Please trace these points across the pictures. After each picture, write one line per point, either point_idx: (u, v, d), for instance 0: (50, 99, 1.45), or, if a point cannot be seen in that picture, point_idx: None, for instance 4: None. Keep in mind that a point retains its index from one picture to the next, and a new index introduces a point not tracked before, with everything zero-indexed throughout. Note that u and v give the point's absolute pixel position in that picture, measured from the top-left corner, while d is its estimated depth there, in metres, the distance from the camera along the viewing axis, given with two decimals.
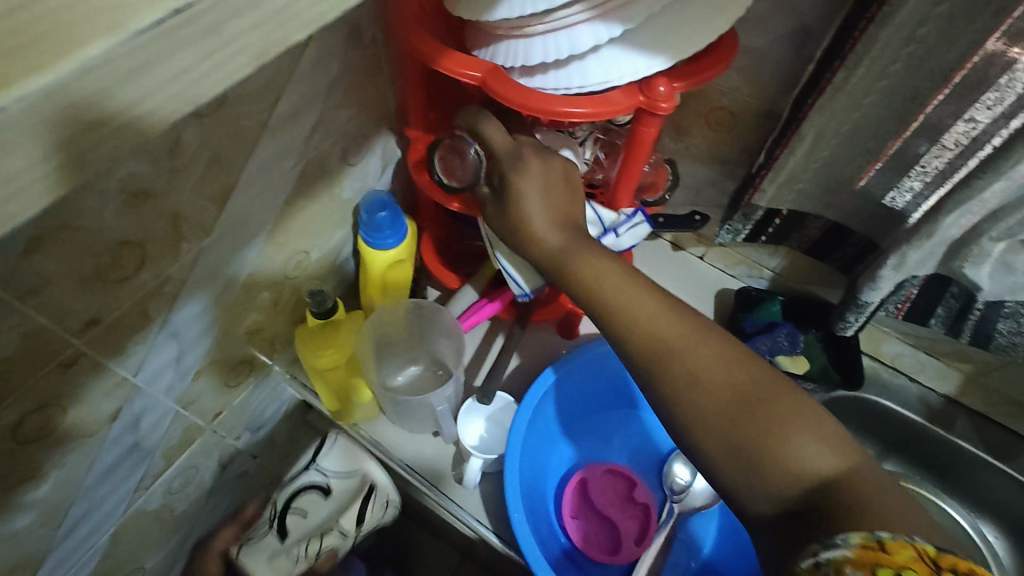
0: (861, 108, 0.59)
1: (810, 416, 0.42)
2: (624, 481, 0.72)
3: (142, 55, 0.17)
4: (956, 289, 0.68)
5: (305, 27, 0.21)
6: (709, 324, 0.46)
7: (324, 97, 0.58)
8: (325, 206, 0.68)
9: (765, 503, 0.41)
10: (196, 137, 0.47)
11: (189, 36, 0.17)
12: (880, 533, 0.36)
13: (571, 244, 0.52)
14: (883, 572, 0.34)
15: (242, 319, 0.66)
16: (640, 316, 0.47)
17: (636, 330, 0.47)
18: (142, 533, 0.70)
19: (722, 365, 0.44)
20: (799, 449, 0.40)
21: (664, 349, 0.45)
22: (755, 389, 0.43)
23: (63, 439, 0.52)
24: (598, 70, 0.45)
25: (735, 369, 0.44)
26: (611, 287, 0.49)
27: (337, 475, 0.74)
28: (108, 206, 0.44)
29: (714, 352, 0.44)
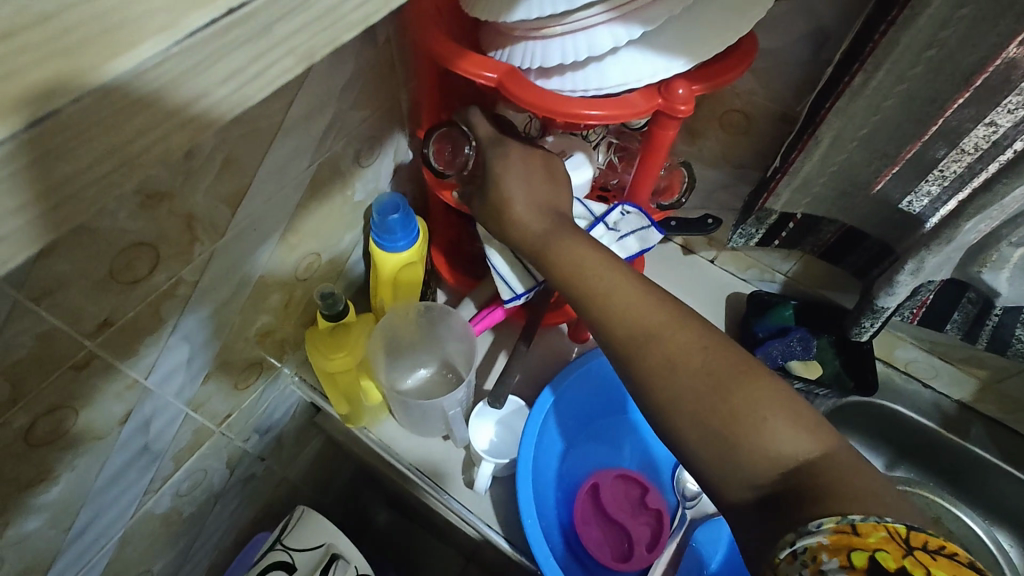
0: (879, 112, 0.59)
1: (793, 405, 0.41)
2: (636, 487, 0.71)
3: (197, 56, 0.16)
4: (974, 295, 0.67)
5: (353, 28, 0.20)
6: (690, 310, 0.46)
7: (338, 99, 0.57)
8: (336, 208, 0.67)
9: (745, 492, 0.40)
10: (213, 139, 0.47)
11: (243, 36, 0.17)
12: (853, 516, 0.35)
13: (581, 243, 0.51)
14: (857, 556, 0.33)
15: (252, 321, 0.65)
16: (619, 301, 0.47)
17: (616, 316, 0.46)
18: (150, 536, 0.70)
19: (700, 350, 0.43)
20: (778, 434, 0.40)
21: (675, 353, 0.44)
22: (730, 370, 0.42)
23: (74, 441, 0.51)
24: (617, 72, 0.45)
25: (713, 353, 0.43)
26: (592, 272, 0.49)
27: (301, 549, 0.77)
28: (124, 206, 0.43)
29: (692, 337, 0.44)
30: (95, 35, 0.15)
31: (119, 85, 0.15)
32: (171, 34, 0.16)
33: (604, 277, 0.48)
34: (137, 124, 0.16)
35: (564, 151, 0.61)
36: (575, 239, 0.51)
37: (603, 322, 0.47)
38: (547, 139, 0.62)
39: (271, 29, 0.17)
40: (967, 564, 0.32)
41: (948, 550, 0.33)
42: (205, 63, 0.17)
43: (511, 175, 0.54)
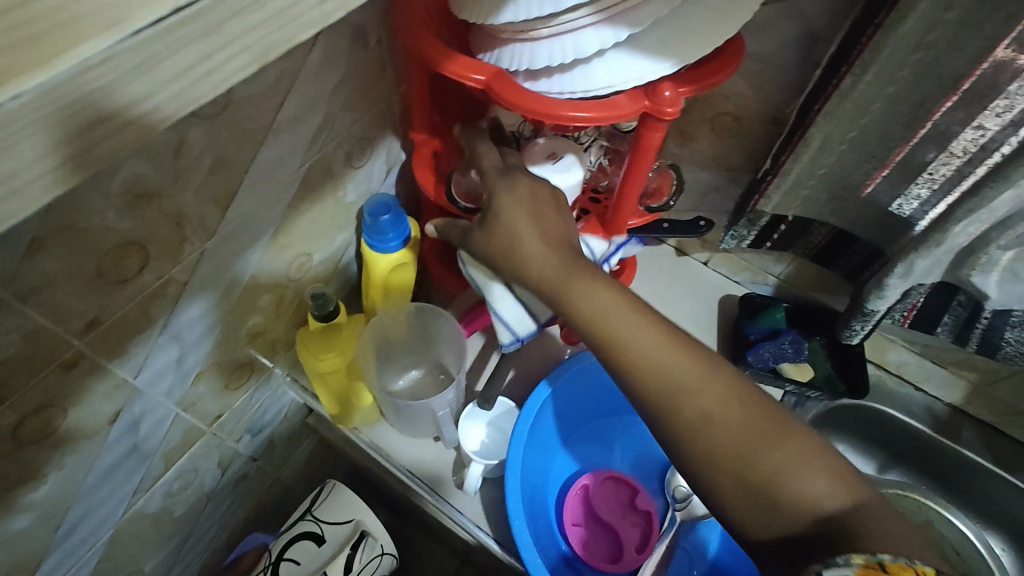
0: (868, 114, 0.59)
1: (823, 453, 0.41)
2: (626, 488, 0.71)
3: (146, 54, 0.16)
4: (963, 298, 0.68)
5: (310, 27, 0.20)
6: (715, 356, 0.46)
7: (329, 100, 0.58)
8: (328, 209, 0.68)
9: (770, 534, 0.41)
10: (202, 138, 0.47)
11: (193, 34, 0.17)
12: (881, 555, 0.36)
13: (580, 269, 0.50)
14: None
15: (243, 321, 0.65)
16: (648, 350, 0.46)
17: (643, 364, 0.45)
18: (140, 535, 0.69)
19: (728, 402, 0.43)
20: (809, 481, 0.40)
21: (687, 387, 0.44)
22: (761, 422, 0.42)
23: (63, 440, 0.51)
24: (604, 74, 0.45)
25: (743, 405, 0.43)
26: (617, 316, 0.47)
27: (330, 524, 0.77)
28: (112, 206, 0.44)
29: (722, 388, 0.44)
30: (44, 40, 0.15)
31: (63, 82, 0.15)
32: (117, 31, 0.16)
33: (624, 319, 0.47)
34: (87, 123, 0.16)
35: (554, 152, 0.61)
36: (598, 279, 0.49)
37: (626, 366, 0.46)
38: (538, 141, 0.62)
39: (221, 28, 0.18)
40: None
41: None
42: (155, 59, 0.17)
43: (520, 213, 0.52)
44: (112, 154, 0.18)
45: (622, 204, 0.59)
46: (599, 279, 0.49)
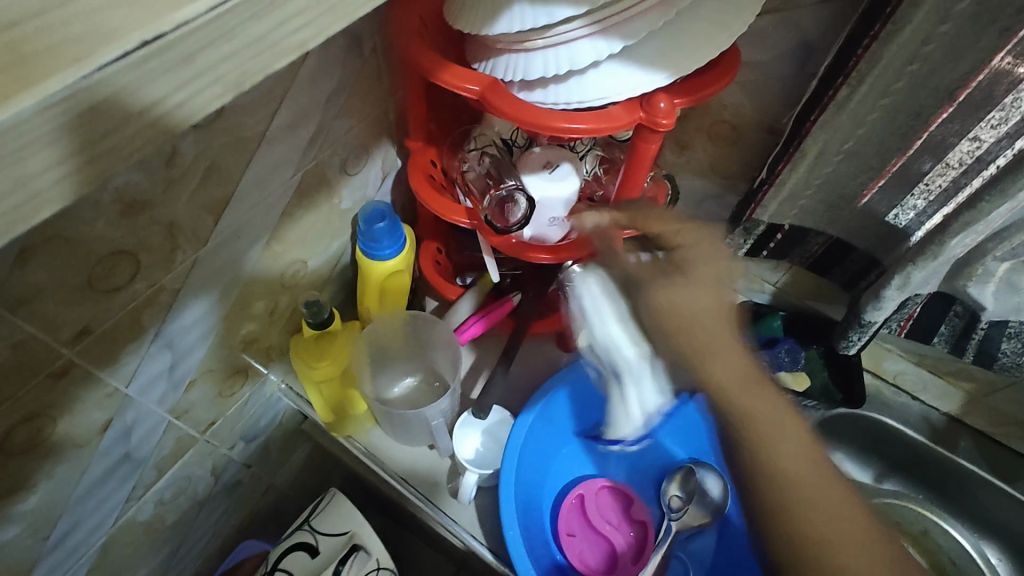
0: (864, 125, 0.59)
1: None
2: (621, 497, 0.71)
3: (112, 87, 0.16)
4: (960, 309, 0.67)
5: (286, 55, 0.20)
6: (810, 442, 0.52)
7: (324, 107, 0.58)
8: (322, 216, 0.67)
9: None
10: (194, 148, 0.47)
11: (162, 66, 0.17)
12: None
13: (751, 379, 0.53)
14: None
15: (237, 329, 0.65)
16: (775, 453, 0.50)
17: (766, 465, 0.50)
18: (132, 543, 0.69)
19: (824, 494, 0.49)
20: None
21: (800, 499, 0.49)
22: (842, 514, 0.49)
23: (53, 449, 0.51)
24: (598, 85, 0.45)
25: (844, 510, 0.49)
26: (763, 419, 0.52)
27: (326, 535, 0.77)
28: (103, 215, 0.44)
29: (819, 475, 0.50)
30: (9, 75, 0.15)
31: (25, 118, 0.15)
32: (80, 68, 0.16)
33: (754, 400, 0.53)
34: (54, 153, 0.16)
35: (550, 161, 0.61)
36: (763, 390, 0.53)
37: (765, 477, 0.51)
38: (533, 149, 0.62)
39: (192, 60, 0.17)
40: None
41: None
42: (123, 93, 0.16)
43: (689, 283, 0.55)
44: (77, 186, 0.17)
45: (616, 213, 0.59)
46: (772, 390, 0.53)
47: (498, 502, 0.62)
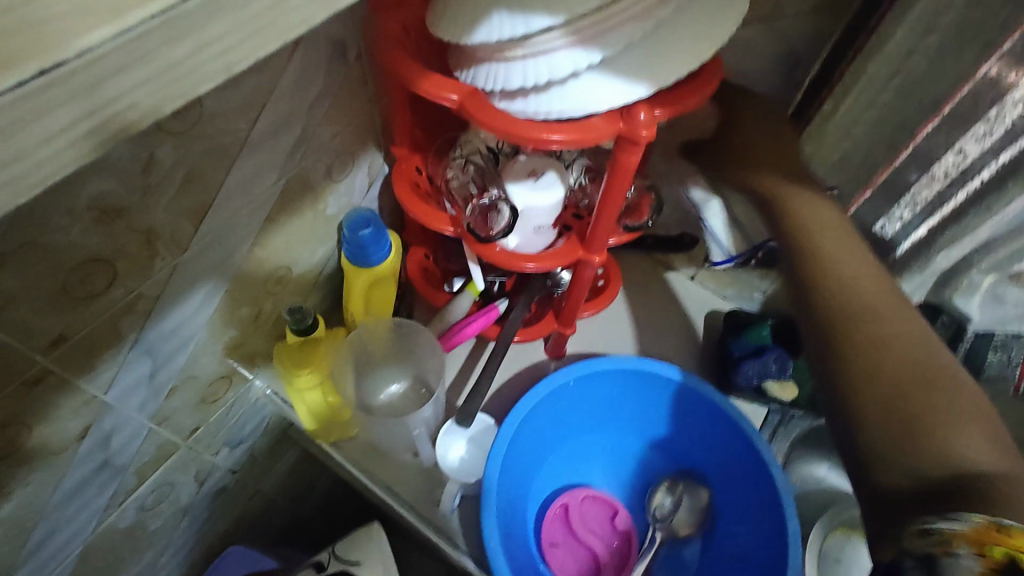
0: (851, 137, 0.60)
1: (985, 429, 0.43)
2: (606, 508, 0.71)
3: (12, 115, 0.15)
4: (948, 318, 0.65)
5: (210, 81, 0.19)
6: (894, 302, 0.53)
7: (307, 114, 0.57)
8: (307, 222, 0.67)
9: (904, 478, 0.42)
10: (172, 155, 0.47)
11: (68, 95, 0.16)
12: (1007, 521, 0.35)
13: (889, 287, 0.54)
14: (998, 552, 0.34)
15: (220, 335, 0.65)
16: (846, 274, 0.55)
17: (836, 284, 0.55)
18: (112, 550, 0.68)
19: (899, 339, 0.50)
20: (961, 443, 0.42)
21: (863, 316, 0.52)
22: (925, 362, 0.48)
23: (28, 457, 0.51)
24: (578, 96, 0.45)
25: (913, 349, 0.49)
26: (845, 266, 0.55)
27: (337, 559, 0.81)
28: (76, 223, 0.43)
29: (897, 324, 0.51)
30: None
31: None
32: None
33: (856, 282, 0.54)
34: None
35: (535, 169, 0.61)
36: (838, 235, 0.57)
37: (829, 289, 0.55)
38: (519, 157, 0.62)
39: (100, 88, 0.17)
40: None
41: None
42: (27, 120, 0.16)
43: (784, 186, 0.60)
44: None
45: (600, 222, 0.59)
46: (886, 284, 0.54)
47: (480, 517, 0.61)
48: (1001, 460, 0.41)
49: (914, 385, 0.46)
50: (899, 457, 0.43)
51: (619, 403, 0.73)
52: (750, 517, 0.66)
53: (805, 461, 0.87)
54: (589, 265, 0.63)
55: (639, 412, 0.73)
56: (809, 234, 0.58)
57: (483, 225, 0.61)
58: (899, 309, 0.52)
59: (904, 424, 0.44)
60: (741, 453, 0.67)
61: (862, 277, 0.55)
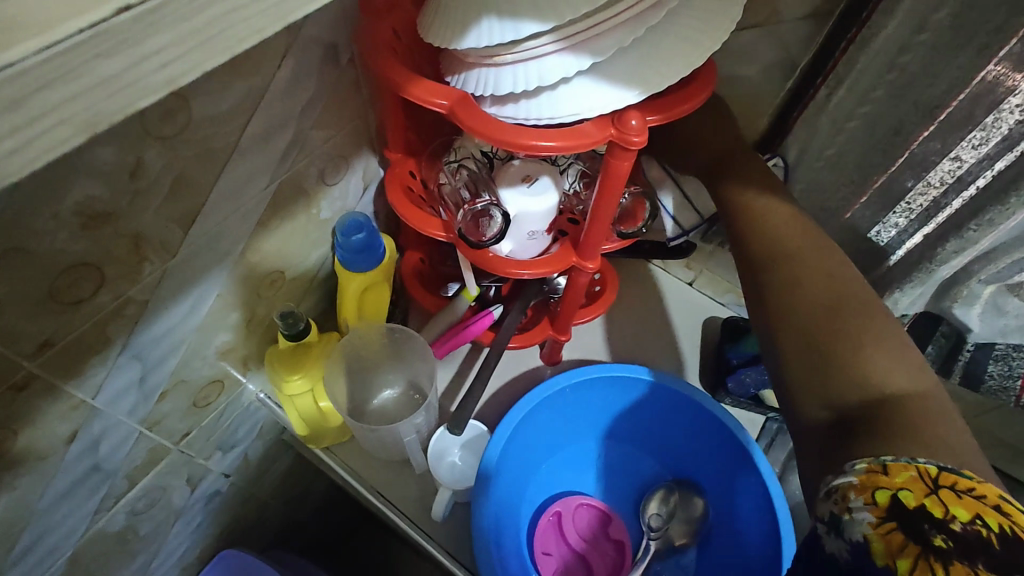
0: (844, 132, 0.61)
1: (897, 350, 0.45)
2: (599, 515, 0.70)
3: None
4: (947, 329, 0.65)
5: (151, 94, 0.19)
6: (816, 239, 0.54)
7: (299, 118, 0.57)
8: (300, 226, 0.67)
9: (823, 410, 0.45)
10: (161, 159, 0.47)
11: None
12: (886, 457, 0.38)
13: (809, 225, 0.55)
14: (881, 494, 0.36)
15: (210, 340, 0.64)
16: (771, 222, 0.56)
17: (762, 233, 0.56)
18: (103, 554, 0.68)
19: (817, 274, 0.51)
20: (875, 369, 0.44)
21: (785, 257, 0.53)
22: (837, 293, 0.49)
23: (14, 461, 0.50)
24: (569, 101, 0.44)
25: (830, 283, 0.50)
26: (772, 215, 0.57)
27: None
28: (61, 228, 0.43)
29: (814, 259, 0.52)
30: None
31: None
32: None
33: (784, 228, 0.56)
34: None
35: (529, 175, 0.61)
36: (767, 193, 0.59)
37: (756, 239, 0.57)
38: (513, 162, 0.62)
39: (29, 101, 0.16)
40: (993, 506, 0.35)
41: (977, 491, 0.35)
42: None
43: (735, 179, 0.62)
44: None
45: (594, 229, 0.58)
46: (810, 225, 0.56)
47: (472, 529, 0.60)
48: (913, 379, 0.44)
49: (830, 318, 0.48)
50: (815, 394, 0.45)
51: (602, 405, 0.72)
52: (736, 505, 0.66)
53: None
54: (583, 272, 0.63)
55: (620, 411, 0.72)
56: (743, 198, 0.60)
57: (476, 232, 0.60)
58: (822, 245, 0.54)
59: (818, 360, 0.46)
60: (731, 454, 0.66)
61: (783, 227, 0.56)
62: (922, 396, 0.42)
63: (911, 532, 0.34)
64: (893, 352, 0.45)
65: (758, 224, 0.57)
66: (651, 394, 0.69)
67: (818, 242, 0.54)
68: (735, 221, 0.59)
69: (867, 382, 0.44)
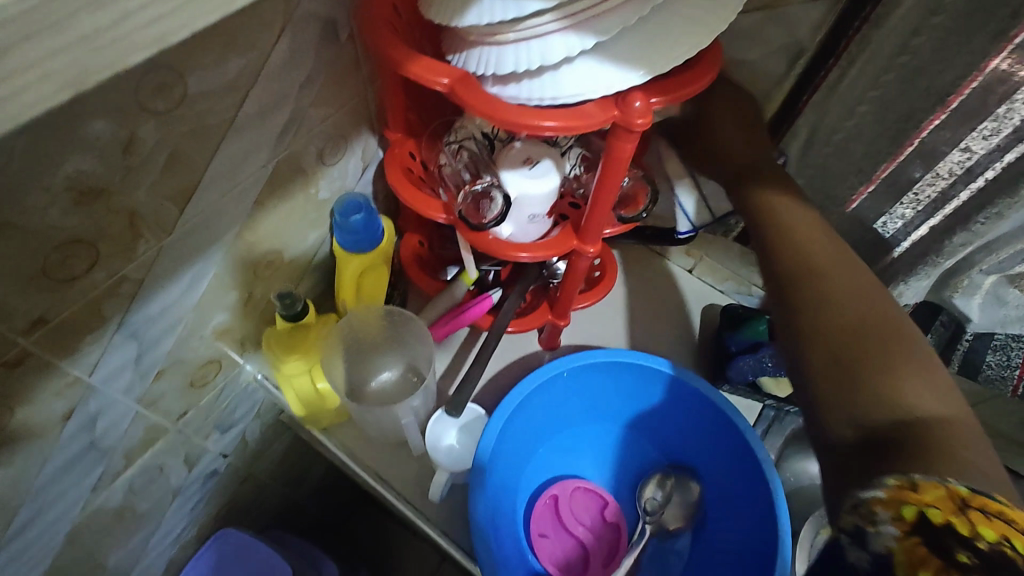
0: (856, 116, 0.61)
1: (929, 378, 0.45)
2: (596, 499, 0.70)
3: None
4: (946, 318, 0.65)
5: (141, 51, 0.18)
6: (849, 262, 0.54)
7: (297, 96, 0.56)
8: (298, 207, 0.66)
9: (848, 430, 0.44)
10: (155, 134, 0.46)
11: None
12: (915, 474, 0.37)
13: (841, 248, 0.56)
14: (906, 508, 0.35)
15: (207, 320, 0.64)
16: (800, 239, 0.56)
17: (790, 250, 0.56)
18: (101, 531, 0.68)
19: (849, 298, 0.51)
20: (906, 393, 0.44)
21: (815, 276, 0.53)
22: (871, 320, 0.49)
23: (10, 437, 0.50)
24: (572, 81, 0.43)
25: (863, 307, 0.50)
26: (800, 234, 0.57)
27: None
28: (54, 204, 0.42)
29: (847, 282, 0.52)
30: None
31: None
32: None
33: (815, 246, 0.56)
34: None
35: (530, 157, 0.60)
36: (798, 211, 0.59)
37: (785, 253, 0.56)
38: (514, 144, 0.61)
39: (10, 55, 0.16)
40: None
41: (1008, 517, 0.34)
42: None
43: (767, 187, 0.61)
44: None
45: (595, 213, 0.58)
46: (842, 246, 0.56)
47: (468, 512, 0.60)
48: (946, 405, 0.43)
49: (860, 340, 0.48)
50: (842, 412, 0.45)
51: (604, 390, 0.72)
52: (735, 495, 0.66)
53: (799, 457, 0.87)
54: (583, 256, 0.62)
55: (622, 398, 0.72)
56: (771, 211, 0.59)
57: (476, 215, 0.60)
58: (856, 269, 0.54)
59: (847, 377, 0.46)
60: (732, 445, 0.66)
61: (815, 247, 0.56)
62: (951, 422, 0.42)
63: (933, 546, 0.33)
64: (925, 377, 0.45)
65: (786, 240, 0.57)
66: (654, 383, 0.69)
67: (854, 265, 0.54)
68: (764, 232, 0.59)
69: (895, 404, 0.43)
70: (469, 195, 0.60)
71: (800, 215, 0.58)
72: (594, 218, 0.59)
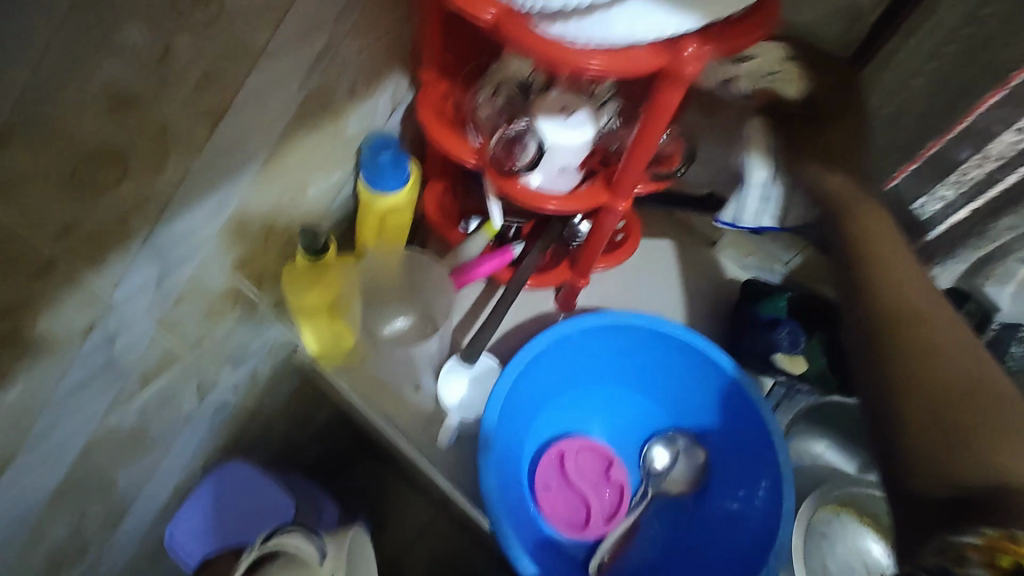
0: (907, 90, 0.60)
1: None
2: (602, 457, 0.70)
3: None
4: (972, 306, 0.65)
5: None
6: (951, 318, 0.55)
7: (335, 23, 0.54)
8: (325, 142, 0.65)
9: (939, 483, 0.44)
10: (189, 47, 0.45)
11: None
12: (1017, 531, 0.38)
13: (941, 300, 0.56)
14: (1006, 560, 0.37)
15: (228, 249, 0.63)
16: (902, 287, 0.57)
17: (890, 298, 0.56)
18: (114, 450, 0.69)
19: (953, 352, 0.51)
20: (1007, 453, 0.44)
21: (915, 324, 0.54)
22: (974, 377, 0.49)
23: (31, 343, 0.50)
24: (623, 24, 0.41)
25: (967, 363, 0.50)
26: (899, 280, 0.57)
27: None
28: (86, 108, 0.41)
29: (949, 337, 0.53)
30: None
31: None
32: None
33: (915, 294, 0.56)
34: None
35: (567, 105, 0.58)
36: (899, 255, 0.59)
37: (883, 300, 0.57)
38: (551, 92, 0.59)
39: None
40: None
41: None
42: None
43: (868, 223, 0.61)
44: None
45: (629, 167, 0.56)
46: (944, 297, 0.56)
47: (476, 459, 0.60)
48: None
49: (962, 397, 0.48)
50: (935, 464, 0.45)
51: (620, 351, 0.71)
52: (740, 469, 0.67)
53: (804, 439, 0.89)
54: (613, 212, 0.61)
55: (637, 362, 0.72)
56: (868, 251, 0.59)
57: (508, 161, 0.59)
58: (957, 323, 0.54)
59: (945, 434, 0.46)
60: (745, 417, 0.66)
61: (915, 295, 0.56)
62: None
63: None
64: None
65: (886, 286, 0.57)
66: (671, 348, 0.69)
67: (959, 324, 0.54)
68: (862, 274, 0.59)
69: (996, 464, 0.43)
70: (503, 140, 0.59)
71: (894, 256, 0.59)
72: (629, 171, 0.57)
